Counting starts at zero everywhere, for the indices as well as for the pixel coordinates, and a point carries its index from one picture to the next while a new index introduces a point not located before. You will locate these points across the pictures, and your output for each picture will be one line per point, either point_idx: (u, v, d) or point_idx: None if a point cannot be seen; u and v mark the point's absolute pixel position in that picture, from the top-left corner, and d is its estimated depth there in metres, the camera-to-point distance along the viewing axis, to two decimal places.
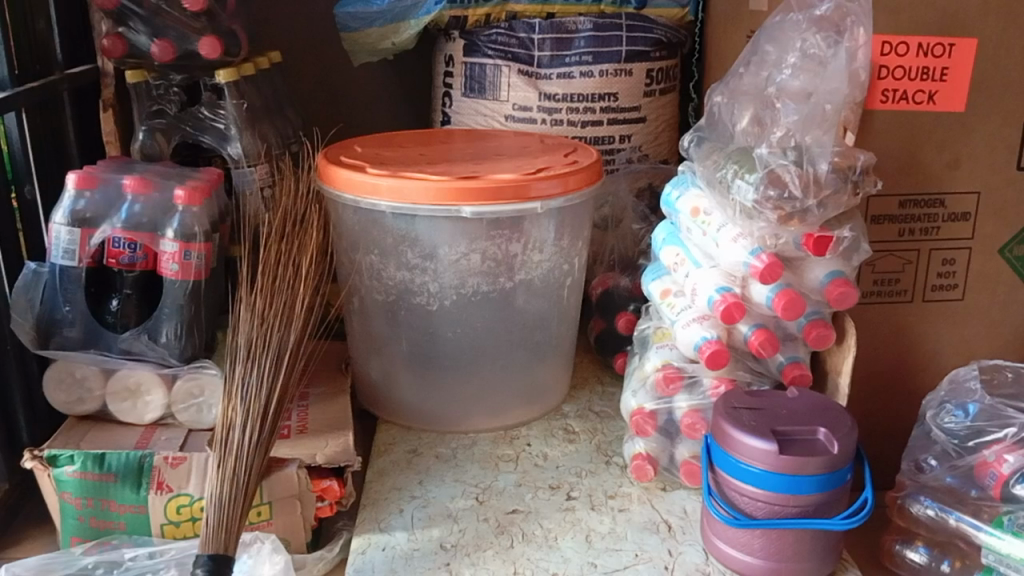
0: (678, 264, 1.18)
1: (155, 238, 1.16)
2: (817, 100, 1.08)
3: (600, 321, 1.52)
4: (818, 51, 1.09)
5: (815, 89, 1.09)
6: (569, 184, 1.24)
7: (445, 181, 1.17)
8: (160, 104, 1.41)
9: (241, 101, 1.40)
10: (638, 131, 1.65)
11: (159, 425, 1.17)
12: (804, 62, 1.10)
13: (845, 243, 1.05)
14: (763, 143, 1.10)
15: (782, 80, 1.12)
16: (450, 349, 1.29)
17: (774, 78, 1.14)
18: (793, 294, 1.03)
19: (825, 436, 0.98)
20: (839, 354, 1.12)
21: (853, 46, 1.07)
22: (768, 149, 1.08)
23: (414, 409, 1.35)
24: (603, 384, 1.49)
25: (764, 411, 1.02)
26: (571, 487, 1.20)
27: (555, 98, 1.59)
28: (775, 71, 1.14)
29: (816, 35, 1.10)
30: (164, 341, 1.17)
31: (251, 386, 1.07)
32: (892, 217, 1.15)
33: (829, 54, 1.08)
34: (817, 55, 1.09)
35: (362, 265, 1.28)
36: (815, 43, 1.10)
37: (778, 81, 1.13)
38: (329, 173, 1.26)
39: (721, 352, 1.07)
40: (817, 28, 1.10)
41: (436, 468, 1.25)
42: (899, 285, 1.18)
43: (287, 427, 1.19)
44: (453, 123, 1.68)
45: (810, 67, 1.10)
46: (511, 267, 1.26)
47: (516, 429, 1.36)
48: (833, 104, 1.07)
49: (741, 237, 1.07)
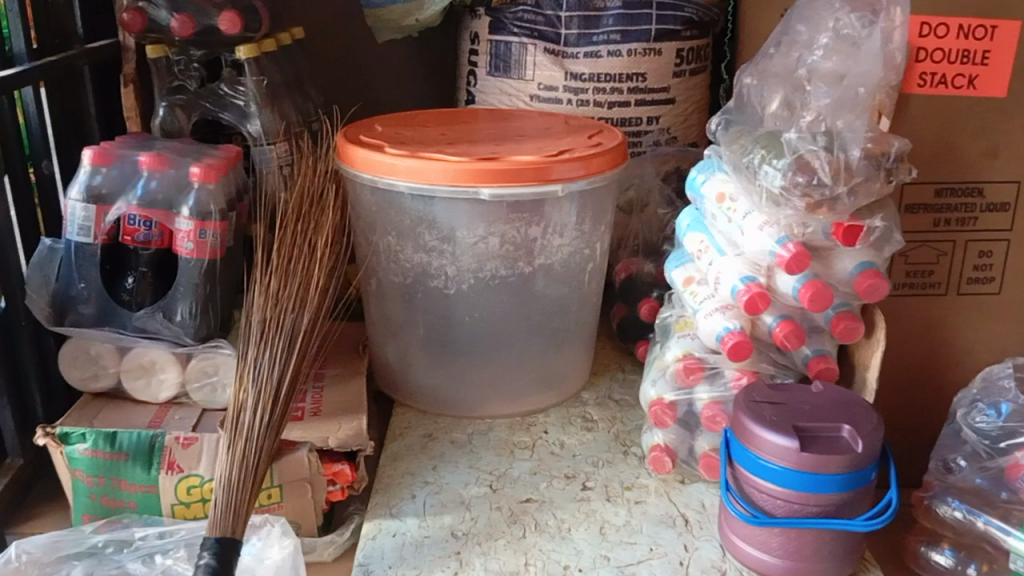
0: (702, 251, 1.15)
1: (170, 215, 1.15)
2: (849, 84, 1.03)
3: (622, 307, 1.49)
4: (852, 32, 1.05)
5: (848, 72, 1.04)
6: (592, 167, 1.20)
7: (464, 162, 1.15)
8: (181, 79, 1.39)
9: (261, 78, 1.40)
10: (666, 113, 1.60)
11: (173, 404, 1.17)
12: (836, 43, 1.06)
13: (876, 233, 1.00)
14: (792, 126, 1.05)
15: (812, 62, 1.08)
16: (467, 334, 1.27)
17: (805, 60, 1.09)
18: (820, 285, 1.00)
19: (848, 434, 0.94)
20: (868, 348, 1.08)
21: (888, 27, 1.03)
22: (797, 134, 1.03)
23: (430, 393, 1.33)
24: (624, 372, 1.46)
25: (786, 406, 0.98)
26: (586, 477, 1.18)
27: (581, 78, 1.55)
28: (806, 51, 1.09)
29: (850, 15, 1.05)
30: (178, 319, 1.15)
31: (262, 368, 1.06)
32: (927, 207, 1.11)
33: (863, 35, 1.04)
34: (849, 36, 1.05)
35: (380, 247, 1.26)
36: (848, 23, 1.05)
37: (809, 63, 1.08)
38: (347, 152, 1.24)
39: (743, 343, 1.04)
40: (851, 8, 1.05)
41: (450, 454, 1.23)
42: (932, 278, 1.14)
43: (301, 409, 1.18)
44: (478, 102, 1.65)
45: (840, 52, 1.05)
46: (530, 252, 1.23)
47: (533, 416, 1.34)
48: (866, 87, 1.03)
49: (767, 225, 1.03)
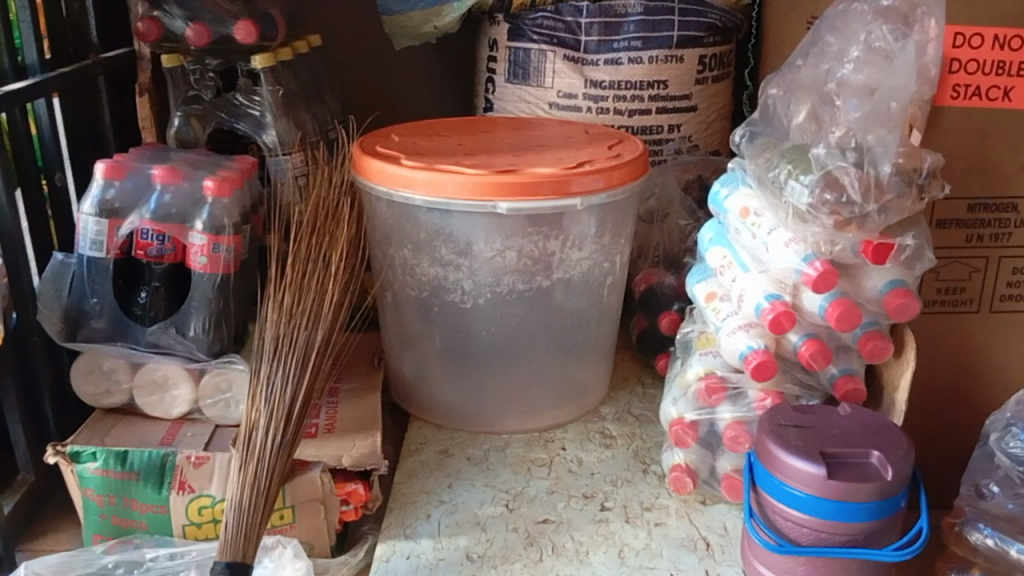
0: (725, 267, 1.12)
1: (184, 229, 1.13)
2: (881, 97, 1.00)
3: (642, 319, 1.46)
4: (886, 45, 1.02)
5: (879, 84, 1.01)
6: (613, 180, 1.18)
7: (482, 176, 1.13)
8: (197, 89, 1.38)
9: (276, 87, 1.37)
10: (688, 120, 1.58)
11: (186, 420, 1.16)
12: (870, 56, 1.03)
13: (907, 251, 0.97)
14: (820, 142, 1.02)
15: (843, 75, 1.05)
16: (484, 348, 1.25)
17: (834, 72, 1.06)
18: (848, 304, 0.97)
19: (877, 461, 0.91)
20: (897, 368, 1.05)
21: (922, 39, 0.99)
22: (826, 149, 1.00)
23: (446, 408, 1.31)
24: (643, 386, 1.43)
25: (812, 430, 0.95)
26: (605, 496, 1.16)
27: (601, 85, 1.53)
28: (836, 63, 1.06)
29: (884, 29, 1.02)
30: (192, 334, 1.14)
31: (276, 386, 1.04)
32: (959, 221, 1.07)
33: (896, 47, 1.00)
34: (884, 49, 1.02)
35: (395, 259, 1.24)
36: (880, 35, 1.02)
37: (839, 76, 1.05)
38: (363, 164, 1.22)
39: (768, 363, 1.01)
40: (885, 21, 1.02)
41: (466, 472, 1.21)
42: (964, 295, 1.10)
43: (314, 426, 1.16)
44: (496, 109, 1.62)
45: (877, 62, 1.02)
46: (549, 266, 1.21)
47: (552, 431, 1.31)
48: (898, 102, 0.99)
49: (792, 242, 1.00)
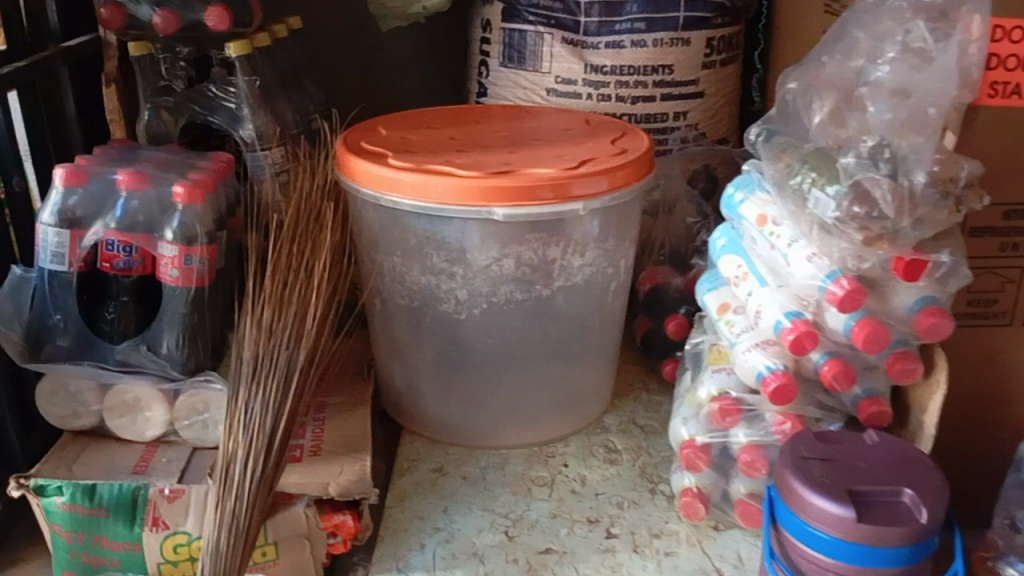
0: (740, 278, 1.03)
1: (153, 239, 1.04)
2: (916, 102, 0.92)
3: (646, 320, 1.38)
4: (923, 45, 0.94)
5: (914, 87, 0.93)
6: (617, 181, 1.09)
7: (475, 179, 1.04)
8: (167, 79, 1.28)
9: (253, 78, 1.27)
10: (695, 107, 1.48)
11: (160, 442, 1.08)
12: (906, 57, 0.95)
13: (942, 268, 0.89)
14: (849, 149, 0.93)
15: (875, 78, 0.97)
16: (480, 360, 1.17)
17: (865, 74, 0.98)
18: (876, 323, 0.89)
19: (910, 500, 0.84)
20: (926, 388, 0.98)
21: (964, 40, 0.90)
22: (855, 158, 0.91)
23: (440, 422, 1.23)
24: (648, 393, 1.36)
25: (838, 463, 0.88)
26: (611, 522, 1.09)
27: (602, 70, 1.43)
28: (869, 63, 0.98)
29: (924, 25, 0.94)
30: (165, 352, 1.06)
31: (255, 413, 0.96)
32: (993, 230, 0.99)
33: (935, 48, 0.92)
34: (921, 50, 0.94)
35: (384, 266, 1.16)
36: (920, 35, 0.94)
37: (872, 79, 0.97)
38: (347, 163, 1.13)
39: (787, 387, 0.93)
40: (924, 18, 0.94)
41: (462, 493, 1.14)
42: (996, 308, 1.02)
43: (299, 448, 1.08)
44: (490, 95, 1.53)
45: (914, 63, 0.94)
46: (549, 274, 1.12)
47: (552, 445, 1.24)
48: (937, 108, 0.91)
49: (815, 256, 0.91)
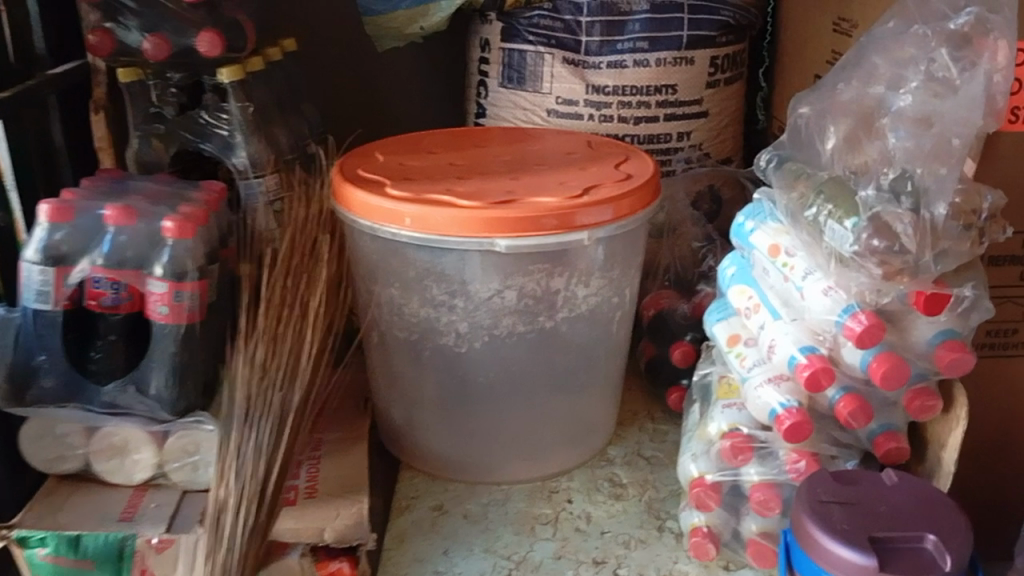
0: (751, 310, 0.99)
1: (140, 275, 1.01)
2: (940, 132, 0.87)
3: (650, 347, 1.34)
4: (947, 74, 0.90)
5: (938, 116, 0.88)
6: (622, 210, 1.06)
7: (475, 211, 1.00)
8: (158, 106, 1.24)
9: (246, 103, 1.23)
10: (699, 127, 1.45)
11: (150, 485, 1.04)
12: (928, 85, 0.90)
13: (964, 303, 0.86)
14: (868, 182, 0.89)
15: (896, 107, 0.92)
16: (481, 394, 1.13)
17: (887, 103, 0.94)
18: (895, 359, 0.85)
19: (933, 546, 0.80)
20: (945, 424, 0.93)
21: (990, 69, 0.86)
22: (875, 191, 0.88)
23: (440, 457, 1.19)
24: (653, 421, 1.32)
25: (858, 507, 0.84)
26: (618, 563, 1.05)
27: (604, 91, 1.39)
28: (890, 91, 0.94)
29: (948, 54, 0.90)
30: (153, 393, 1.01)
31: (246, 458, 0.92)
32: (1013, 258, 0.95)
33: (960, 77, 0.88)
34: (944, 79, 0.90)
35: (381, 298, 1.12)
36: (943, 65, 0.90)
37: (894, 108, 0.92)
38: (343, 192, 1.09)
39: (802, 425, 0.89)
40: (948, 46, 0.90)
41: (464, 533, 1.10)
42: (1016, 338, 0.98)
43: (294, 490, 1.04)
44: (489, 116, 1.49)
45: (935, 91, 0.90)
46: (552, 304, 1.08)
47: (556, 479, 1.20)
48: (961, 139, 0.86)
49: (832, 290, 0.88)
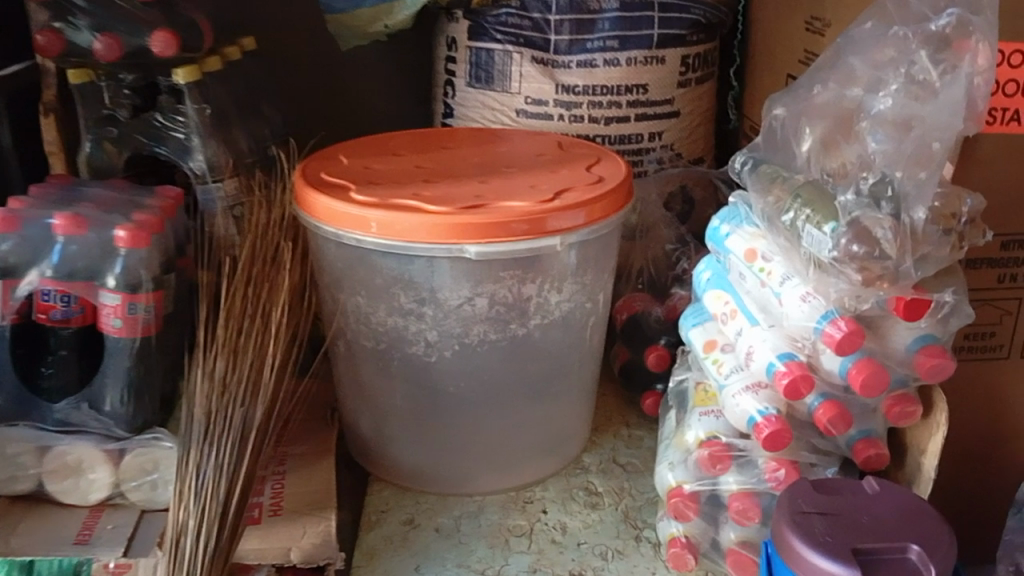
0: (727, 316, 0.97)
1: (92, 287, 0.96)
2: (921, 137, 0.86)
3: (624, 351, 1.32)
4: (927, 76, 0.88)
5: (919, 118, 0.86)
6: (594, 213, 1.03)
7: (443, 216, 0.97)
8: (111, 108, 1.19)
9: (203, 106, 1.18)
10: (670, 127, 1.43)
11: (107, 505, 0.99)
12: (908, 88, 0.89)
13: (944, 309, 0.84)
14: (847, 187, 0.87)
15: (876, 110, 0.90)
16: (453, 405, 1.09)
17: (866, 106, 0.92)
18: (874, 365, 0.83)
19: (917, 557, 0.78)
20: (924, 430, 0.92)
21: (971, 72, 0.85)
22: (853, 196, 0.86)
23: (410, 470, 1.16)
24: (628, 427, 1.29)
25: (840, 518, 0.82)
26: (595, 575, 1.03)
27: (574, 91, 1.36)
28: (869, 94, 0.92)
29: (928, 57, 0.89)
30: (108, 409, 0.97)
31: (207, 478, 0.88)
32: (991, 261, 0.94)
33: (941, 80, 0.86)
34: (925, 82, 0.88)
35: (348, 306, 1.08)
36: (923, 67, 0.89)
37: (873, 112, 0.91)
38: (306, 197, 1.05)
39: (781, 433, 0.87)
40: (928, 48, 0.89)
41: (436, 548, 1.07)
42: (994, 340, 0.97)
43: (258, 507, 1.01)
44: (456, 117, 1.46)
45: (916, 94, 0.88)
46: (525, 312, 1.06)
47: (530, 489, 1.17)
48: (942, 142, 0.85)
49: (811, 297, 0.86)
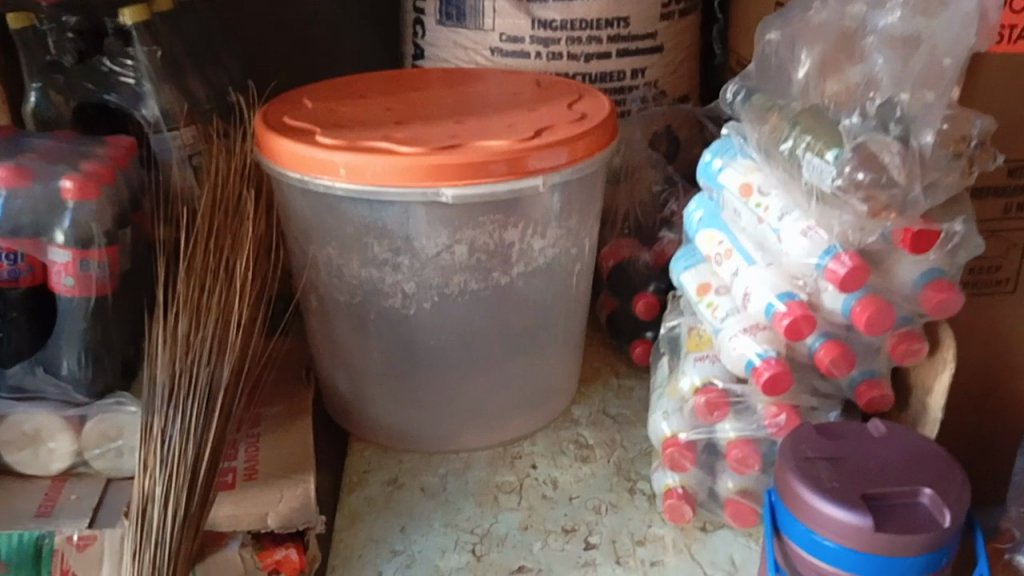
0: (722, 256, 0.92)
1: (40, 243, 0.90)
2: (930, 53, 0.80)
3: (611, 299, 1.26)
4: None
5: (927, 34, 0.81)
6: (577, 151, 0.97)
7: (416, 158, 0.90)
8: (55, 54, 1.09)
9: (154, 47, 1.10)
10: (653, 63, 1.36)
11: (69, 475, 0.93)
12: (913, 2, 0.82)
13: (954, 240, 0.79)
14: (851, 111, 0.83)
15: (884, 24, 0.84)
16: (434, 359, 1.04)
17: (870, 21, 0.86)
18: (880, 302, 0.78)
19: (930, 501, 0.74)
20: (930, 368, 0.88)
21: None
22: (859, 119, 0.81)
23: (392, 428, 1.11)
24: (618, 377, 1.25)
25: (847, 463, 0.78)
26: (588, 530, 0.98)
27: (551, 26, 1.28)
28: (871, 9, 0.86)
29: None
30: (65, 373, 0.92)
31: (173, 444, 0.83)
32: (997, 190, 0.89)
33: None
34: None
35: (319, 258, 1.02)
36: None
37: (879, 26, 0.85)
38: (269, 143, 0.98)
39: (782, 376, 0.82)
40: None
41: (421, 509, 1.02)
42: (1000, 274, 0.92)
43: (231, 472, 0.95)
44: (428, 58, 1.39)
45: (922, 8, 0.82)
46: (507, 259, 1.00)
47: (518, 444, 1.13)
48: (953, 59, 0.79)
49: (812, 230, 0.81)
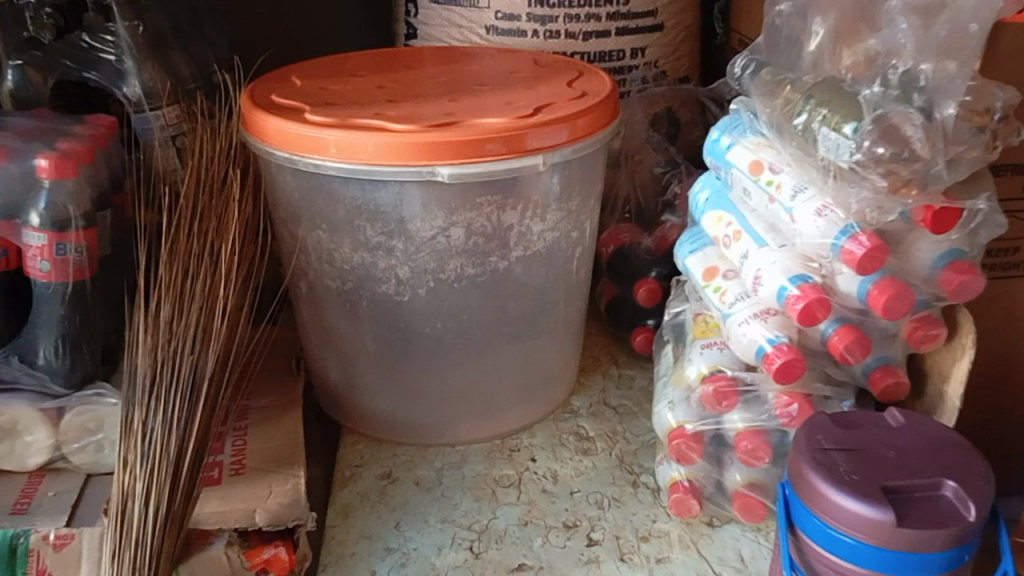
0: (730, 239, 0.88)
1: (15, 226, 0.85)
2: (955, 20, 0.76)
3: (611, 286, 1.22)
4: None
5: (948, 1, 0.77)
6: (578, 130, 0.93)
7: (410, 135, 0.86)
8: (33, 30, 1.06)
9: (135, 22, 1.06)
10: (654, 42, 1.32)
11: (48, 471, 0.88)
12: None
13: (976, 219, 0.76)
14: (867, 81, 0.79)
15: None
16: (429, 347, 1.00)
17: None
18: (898, 285, 0.75)
19: (953, 493, 0.71)
20: (948, 354, 0.84)
21: None
22: (879, 88, 0.77)
23: (385, 420, 1.06)
24: (618, 367, 1.21)
25: (865, 454, 0.74)
26: (591, 525, 0.94)
27: (549, 3, 1.24)
28: None
29: None
30: (42, 364, 0.88)
31: (154, 437, 0.79)
32: (1017, 169, 0.85)
33: None
34: None
35: (308, 243, 0.97)
36: None
37: None
38: (255, 121, 0.94)
39: (795, 363, 0.78)
40: None
41: (417, 504, 0.98)
42: (1018, 256, 0.89)
43: (218, 466, 0.91)
44: (421, 37, 1.35)
45: None
46: (505, 242, 0.95)
47: (517, 436, 1.09)
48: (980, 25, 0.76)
49: (827, 210, 0.77)
